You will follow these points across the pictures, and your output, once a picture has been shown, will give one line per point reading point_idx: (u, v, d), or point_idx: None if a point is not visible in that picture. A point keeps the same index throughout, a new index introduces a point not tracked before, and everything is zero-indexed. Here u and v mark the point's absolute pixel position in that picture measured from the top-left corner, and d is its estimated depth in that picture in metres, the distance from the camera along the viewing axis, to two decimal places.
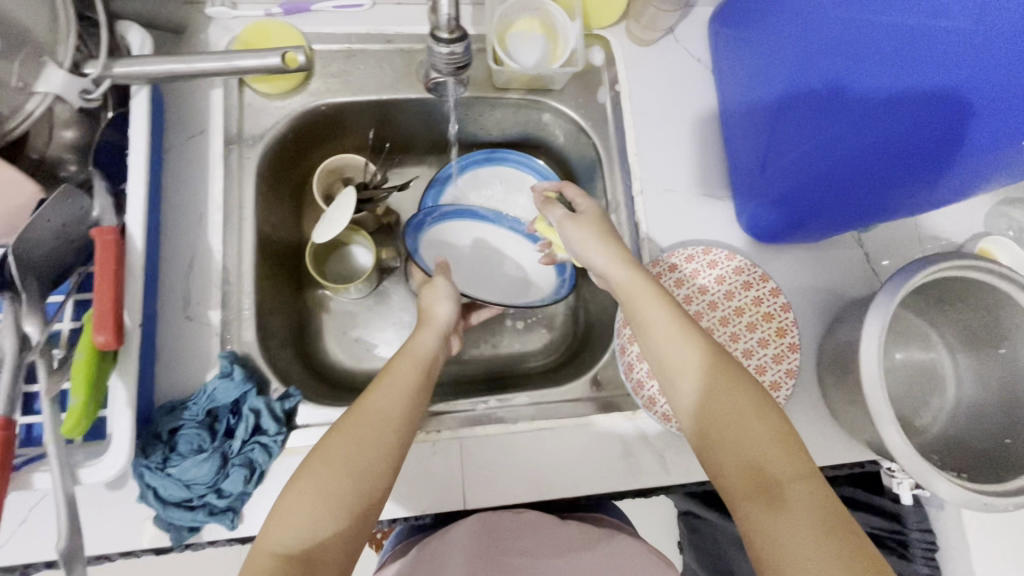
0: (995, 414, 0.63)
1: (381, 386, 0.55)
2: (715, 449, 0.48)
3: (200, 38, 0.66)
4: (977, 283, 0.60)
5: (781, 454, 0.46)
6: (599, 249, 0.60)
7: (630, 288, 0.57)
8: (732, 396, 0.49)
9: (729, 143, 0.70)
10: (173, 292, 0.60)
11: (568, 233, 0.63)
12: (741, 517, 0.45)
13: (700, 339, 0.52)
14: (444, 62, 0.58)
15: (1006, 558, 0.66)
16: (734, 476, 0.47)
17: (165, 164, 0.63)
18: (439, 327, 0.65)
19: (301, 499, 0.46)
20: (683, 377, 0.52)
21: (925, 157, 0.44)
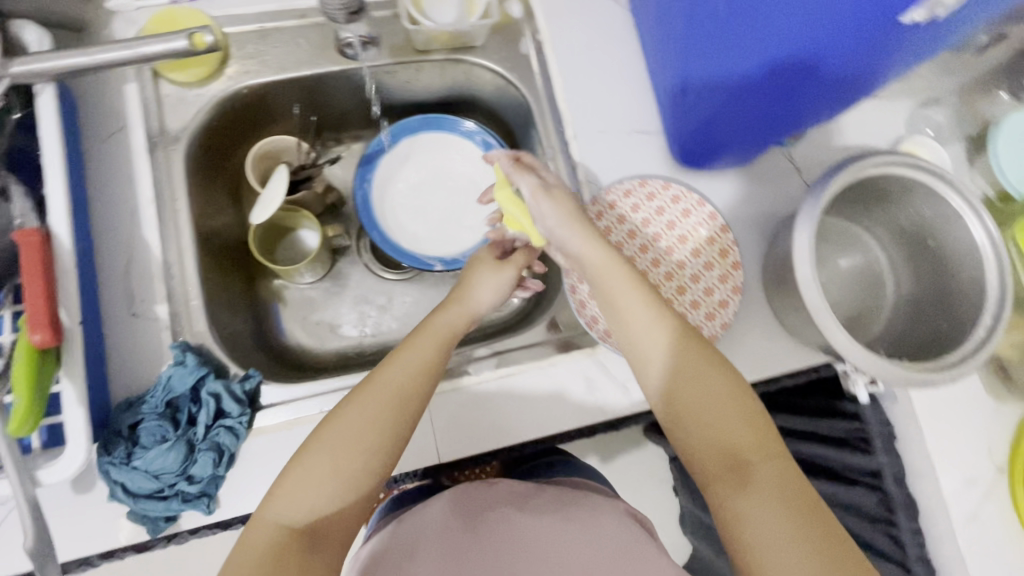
0: (932, 301, 0.66)
1: (395, 361, 0.53)
2: (687, 430, 0.50)
3: (105, 34, 0.64)
4: (905, 184, 0.63)
5: (749, 436, 0.48)
6: (574, 228, 0.57)
7: (602, 269, 0.56)
8: (705, 379, 0.50)
9: (654, 76, 0.71)
10: (115, 292, 0.59)
11: (543, 210, 0.59)
12: (711, 496, 0.47)
13: (676, 322, 0.53)
14: (337, 7, 0.61)
15: (961, 437, 0.70)
16: (708, 457, 0.48)
17: (88, 166, 0.62)
18: (469, 309, 0.61)
19: (304, 485, 0.46)
20: (656, 357, 0.52)
21: (825, 49, 0.46)
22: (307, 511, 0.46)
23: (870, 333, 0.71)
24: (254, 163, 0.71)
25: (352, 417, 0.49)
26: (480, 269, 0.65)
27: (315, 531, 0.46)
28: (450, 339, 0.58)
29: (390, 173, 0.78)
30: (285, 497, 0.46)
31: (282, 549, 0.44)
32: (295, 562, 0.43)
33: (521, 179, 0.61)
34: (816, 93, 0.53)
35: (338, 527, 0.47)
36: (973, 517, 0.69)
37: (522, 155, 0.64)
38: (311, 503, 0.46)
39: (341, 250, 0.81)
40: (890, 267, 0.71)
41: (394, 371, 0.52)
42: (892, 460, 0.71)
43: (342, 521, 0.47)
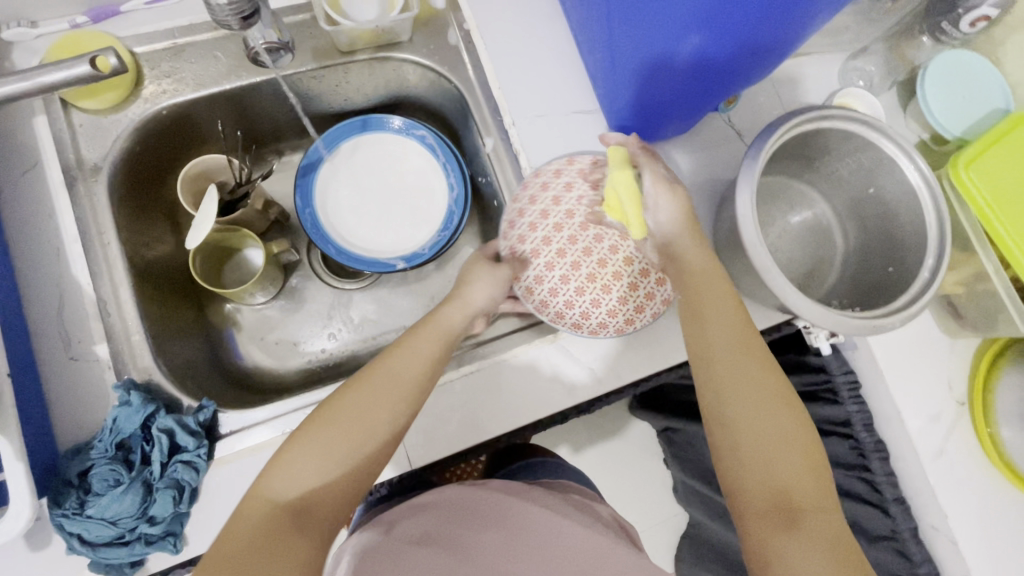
0: (879, 249, 0.67)
1: (401, 350, 0.55)
2: (743, 462, 0.49)
3: (4, 66, 0.61)
4: (840, 135, 0.64)
5: (807, 482, 0.48)
6: (691, 237, 0.56)
7: (693, 277, 0.55)
8: (778, 418, 0.50)
9: (584, 52, 0.69)
10: (50, 337, 0.56)
11: (662, 206, 0.56)
12: (753, 531, 0.47)
13: (760, 356, 0.53)
14: (227, 13, 0.52)
15: (920, 379, 0.72)
16: (758, 495, 0.48)
17: (2, 208, 0.58)
18: (469, 306, 0.60)
19: (304, 463, 0.48)
20: (732, 383, 0.51)
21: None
22: (296, 489, 0.47)
23: (824, 286, 0.71)
24: (186, 186, 0.68)
25: (354, 398, 0.51)
26: (477, 266, 0.62)
27: (305, 509, 0.46)
28: (449, 336, 0.58)
29: (331, 180, 0.76)
30: (283, 474, 0.47)
31: (272, 522, 0.45)
32: (283, 536, 0.44)
33: (648, 167, 0.57)
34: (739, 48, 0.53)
35: (326, 503, 0.48)
36: (940, 452, 0.71)
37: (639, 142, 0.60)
38: (307, 477, 0.47)
39: (292, 266, 0.79)
40: (836, 217, 0.73)
41: (398, 363, 0.53)
42: (860, 407, 0.73)
43: (332, 498, 0.48)
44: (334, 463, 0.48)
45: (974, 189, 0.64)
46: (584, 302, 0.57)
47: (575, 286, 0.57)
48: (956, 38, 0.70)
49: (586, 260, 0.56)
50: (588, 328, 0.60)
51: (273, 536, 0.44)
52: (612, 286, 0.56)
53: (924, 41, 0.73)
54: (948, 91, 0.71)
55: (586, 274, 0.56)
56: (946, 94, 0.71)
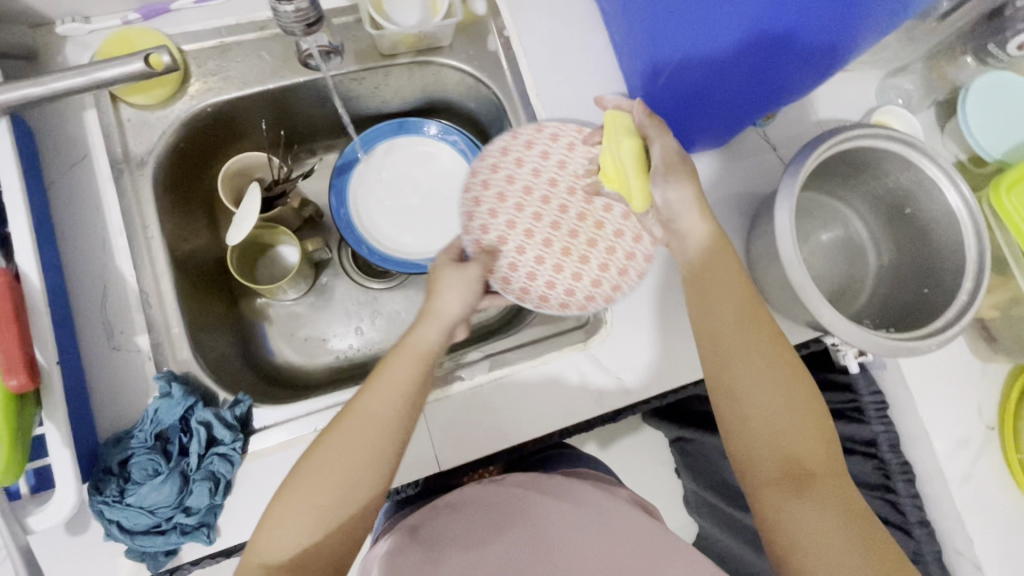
0: (913, 270, 0.67)
1: (374, 385, 0.52)
2: (752, 435, 0.50)
3: (57, 60, 0.62)
4: (880, 154, 0.63)
5: (817, 450, 0.48)
6: (694, 210, 0.55)
7: (699, 254, 0.56)
8: (788, 391, 0.50)
9: (624, 63, 0.70)
10: (93, 327, 0.58)
11: (671, 185, 0.54)
12: (762, 499, 0.49)
13: (767, 328, 0.52)
14: (292, 21, 0.54)
15: (950, 402, 0.71)
16: (768, 464, 0.49)
17: (51, 199, 0.60)
18: (446, 319, 0.56)
19: (291, 523, 0.47)
20: (738, 357, 0.51)
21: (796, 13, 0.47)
22: (287, 550, 0.47)
23: (855, 305, 0.71)
24: (226, 183, 0.69)
25: (325, 457, 0.49)
26: (442, 272, 0.58)
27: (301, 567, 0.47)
28: (428, 361, 0.54)
29: (365, 181, 0.77)
30: (268, 538, 0.48)
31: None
32: None
33: (659, 136, 0.54)
34: (790, 63, 0.53)
35: (323, 559, 0.48)
36: (966, 476, 0.70)
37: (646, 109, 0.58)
38: (298, 537, 0.47)
39: (324, 263, 0.80)
40: (869, 236, 0.72)
41: (372, 403, 0.51)
42: (886, 427, 0.72)
43: (328, 555, 0.48)
44: (313, 526, 0.48)
45: (1015, 215, 0.64)
46: (563, 278, 0.62)
47: (552, 265, 0.62)
48: (1001, 60, 0.70)
49: (554, 238, 0.63)
50: (578, 304, 0.62)
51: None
52: (588, 256, 0.63)
53: (966, 61, 0.72)
54: (989, 113, 0.70)
55: (558, 252, 0.63)
56: (987, 116, 0.70)
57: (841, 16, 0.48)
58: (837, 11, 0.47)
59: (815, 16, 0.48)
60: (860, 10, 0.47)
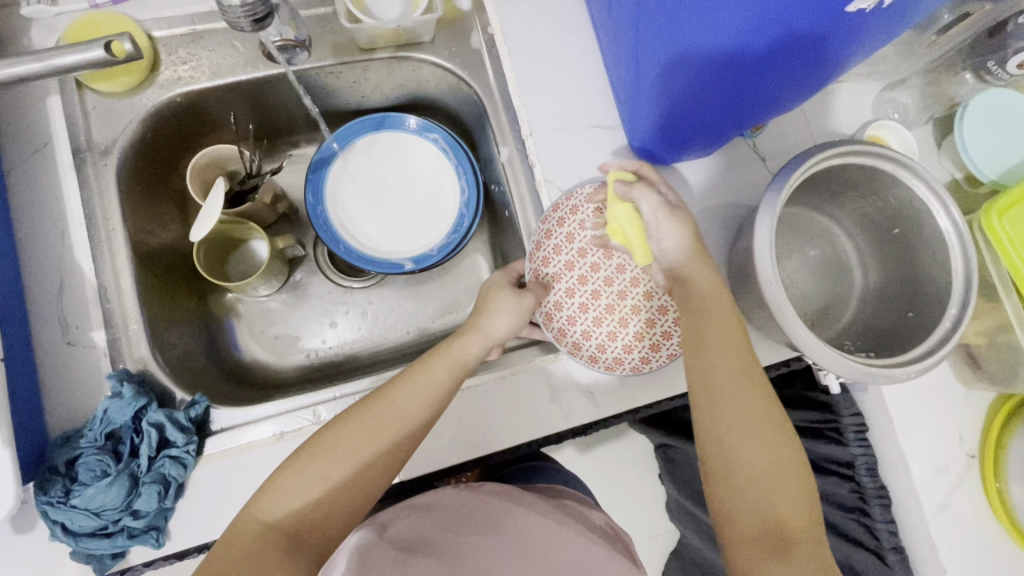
0: (898, 291, 0.65)
1: (409, 381, 0.53)
2: (739, 494, 0.48)
3: (22, 42, 0.60)
4: (869, 171, 0.61)
5: (799, 513, 0.48)
6: (694, 255, 0.53)
7: (690, 298, 0.52)
8: (776, 450, 0.48)
9: (608, 66, 0.67)
10: (48, 320, 0.56)
11: (663, 231, 0.53)
12: (745, 559, 0.47)
13: (761, 385, 0.51)
14: (240, 15, 0.51)
15: (930, 428, 0.69)
16: (750, 523, 0.48)
17: (10, 186, 0.58)
18: (488, 336, 0.59)
19: (298, 486, 0.48)
20: (731, 413, 0.49)
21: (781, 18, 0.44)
22: (291, 511, 0.48)
23: (836, 326, 0.69)
24: (195, 175, 0.67)
25: (347, 435, 0.51)
26: (500, 292, 0.60)
27: (299, 533, 0.47)
28: (463, 371, 0.56)
29: (342, 177, 0.75)
30: (277, 495, 0.48)
31: (261, 544, 0.46)
32: (272, 559, 0.45)
33: (642, 196, 0.53)
34: (776, 69, 0.50)
35: (320, 525, 0.48)
36: (944, 505, 0.68)
37: (641, 169, 0.58)
38: (302, 500, 0.48)
39: (297, 260, 0.78)
40: (856, 254, 0.70)
41: (403, 395, 0.53)
42: (865, 451, 0.71)
43: (325, 522, 0.48)
44: (307, 504, 0.48)
45: (1005, 240, 0.61)
46: (599, 333, 0.56)
47: (593, 316, 0.56)
48: (1002, 77, 0.67)
49: (605, 291, 0.56)
50: (604, 363, 0.58)
51: (260, 562, 0.45)
52: (630, 319, 0.56)
53: (965, 78, 0.69)
54: (984, 132, 0.68)
55: (605, 304, 0.56)
56: (984, 135, 0.68)
57: (822, 11, 0.44)
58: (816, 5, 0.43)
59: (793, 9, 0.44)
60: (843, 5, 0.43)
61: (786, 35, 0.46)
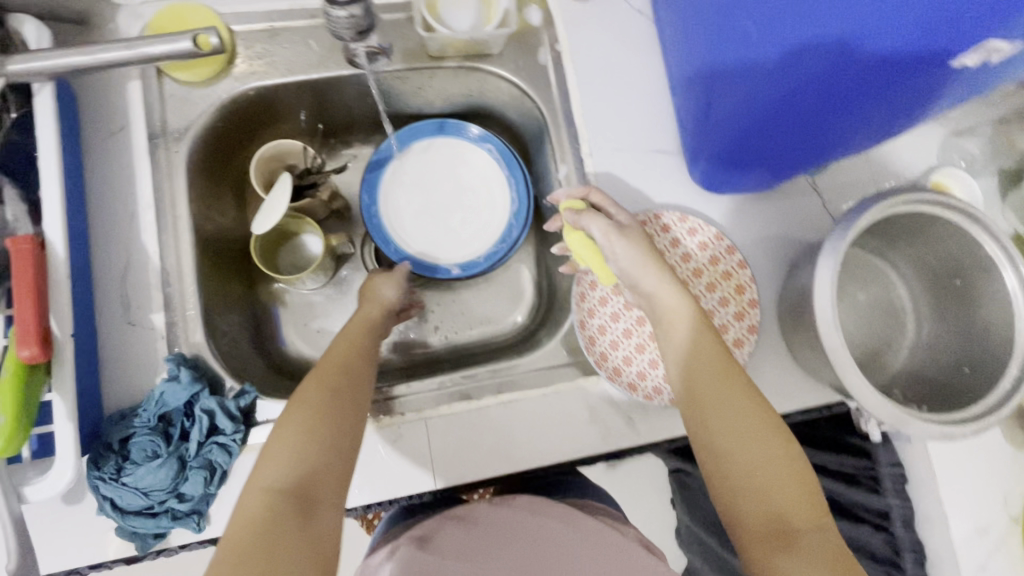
0: (953, 344, 0.63)
1: (335, 345, 0.56)
2: (730, 488, 0.47)
3: (109, 28, 0.62)
4: (934, 219, 0.60)
5: (798, 500, 0.45)
6: (652, 271, 0.56)
7: (675, 313, 0.54)
8: (760, 438, 0.47)
9: (676, 92, 0.68)
10: (111, 298, 0.58)
11: (617, 251, 0.58)
12: (752, 555, 0.44)
13: (738, 376, 0.50)
14: (345, 27, 0.54)
15: (974, 486, 0.68)
16: (750, 517, 0.45)
17: (86, 166, 0.60)
18: (382, 301, 0.65)
19: (281, 447, 0.45)
20: (713, 407, 0.49)
21: (867, 89, 0.43)
22: (290, 473, 0.44)
23: (884, 372, 0.68)
24: (258, 167, 0.68)
25: (307, 395, 0.49)
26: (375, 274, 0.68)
27: (304, 493, 0.43)
28: (374, 328, 0.61)
29: (396, 179, 0.76)
30: (271, 466, 0.44)
31: (266, 509, 0.42)
32: (286, 523, 0.41)
33: (592, 223, 0.59)
34: (850, 130, 0.49)
35: (325, 480, 0.45)
36: (981, 566, 0.66)
37: (589, 194, 0.62)
38: (292, 461, 0.44)
39: (345, 257, 0.78)
40: (911, 303, 0.69)
41: (331, 353, 0.55)
42: (902, 502, 0.69)
43: (330, 476, 0.45)
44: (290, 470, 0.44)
45: None
46: (641, 360, 0.63)
47: (636, 342, 0.63)
48: None
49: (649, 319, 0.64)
50: (644, 392, 0.62)
51: (278, 534, 0.40)
52: None
53: None
54: None
55: (649, 332, 0.64)
56: None
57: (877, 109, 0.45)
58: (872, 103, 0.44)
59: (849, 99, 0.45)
60: (900, 104, 0.44)
61: (841, 116, 0.47)
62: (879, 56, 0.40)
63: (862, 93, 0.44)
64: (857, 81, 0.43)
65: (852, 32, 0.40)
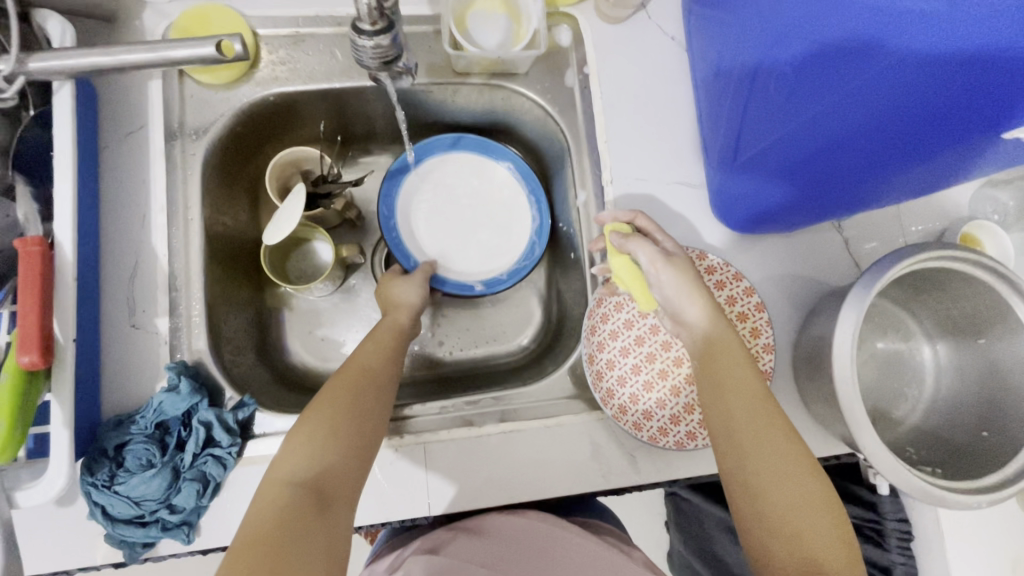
0: (973, 406, 0.61)
1: (363, 348, 0.57)
2: (767, 532, 0.45)
3: (134, 25, 0.62)
4: (962, 275, 0.57)
5: (838, 550, 0.43)
6: (694, 300, 0.53)
7: (710, 348, 0.52)
8: (801, 484, 0.46)
9: (704, 125, 0.66)
10: (117, 299, 0.57)
11: (662, 279, 0.55)
12: None
13: (779, 420, 0.49)
14: (370, 57, 0.52)
15: (984, 552, 0.65)
16: (784, 563, 0.44)
17: (102, 163, 0.59)
18: (411, 306, 0.65)
19: (305, 443, 0.47)
20: (752, 449, 0.48)
21: (904, 144, 0.41)
22: (312, 465, 0.46)
23: (898, 428, 0.66)
24: (274, 172, 0.67)
25: (334, 394, 0.51)
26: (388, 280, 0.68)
27: (323, 490, 0.45)
28: (400, 335, 0.62)
29: (414, 190, 0.74)
30: (296, 459, 0.46)
31: (289, 503, 0.43)
32: (305, 518, 0.42)
33: (638, 248, 0.56)
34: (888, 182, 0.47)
35: (341, 484, 0.46)
36: None
37: (635, 219, 0.61)
38: (315, 458, 0.46)
39: (354, 266, 0.77)
40: (930, 358, 0.67)
41: (360, 359, 0.55)
42: (906, 560, 0.67)
43: (347, 477, 0.47)
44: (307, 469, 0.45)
45: None
46: (649, 399, 0.60)
47: (645, 380, 0.61)
48: None
49: (660, 355, 0.62)
50: (649, 433, 0.59)
51: (301, 526, 0.42)
52: (681, 388, 0.61)
53: None
54: None
55: (658, 369, 0.61)
56: None
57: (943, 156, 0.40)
58: (936, 149, 0.40)
59: (909, 144, 0.41)
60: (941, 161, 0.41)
61: (900, 160, 0.43)
62: (920, 122, 0.38)
63: (917, 143, 0.40)
64: (895, 135, 0.40)
65: (885, 86, 0.38)
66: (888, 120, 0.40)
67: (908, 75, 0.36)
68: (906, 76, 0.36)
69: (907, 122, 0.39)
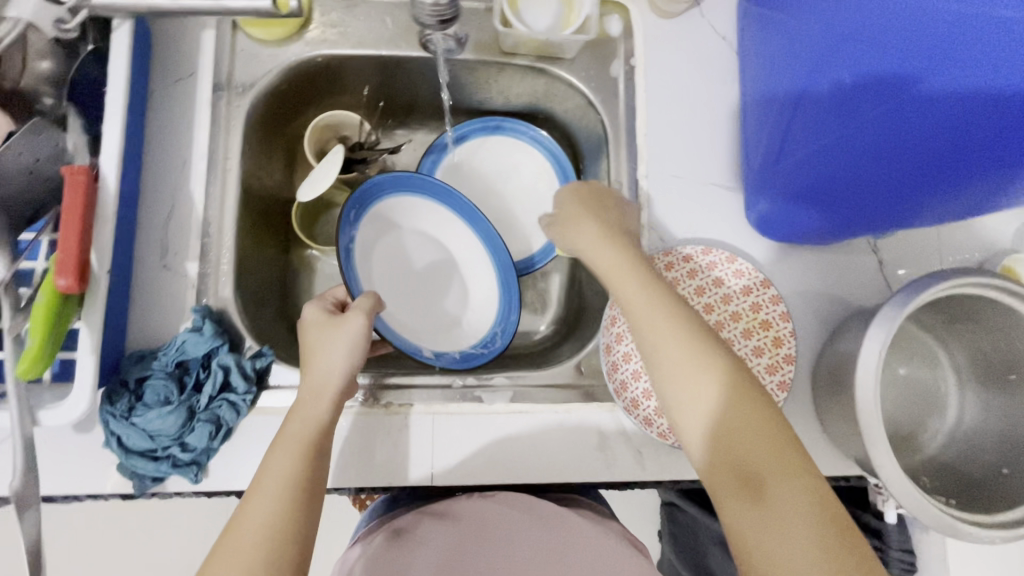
0: (994, 442, 0.59)
1: (259, 485, 0.48)
2: (704, 451, 0.48)
3: None
4: (998, 305, 0.55)
5: (773, 457, 0.46)
6: (606, 251, 0.58)
7: (625, 289, 0.54)
8: (728, 401, 0.48)
9: (746, 126, 0.65)
10: (151, 239, 0.58)
11: (576, 241, 0.61)
12: (728, 513, 0.46)
13: (698, 343, 0.50)
14: (428, 14, 0.57)
15: None
16: (721, 473, 0.47)
17: (149, 105, 0.61)
18: (331, 386, 0.53)
19: None
20: (677, 383, 0.49)
21: (943, 166, 0.40)
22: None
23: (913, 456, 0.64)
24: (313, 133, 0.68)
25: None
26: (314, 335, 0.55)
27: None
28: (316, 438, 0.51)
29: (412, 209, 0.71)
30: None
31: None
32: None
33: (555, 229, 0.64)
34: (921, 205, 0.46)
35: None
36: None
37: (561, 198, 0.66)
38: None
39: None
40: (955, 390, 0.65)
41: (253, 511, 0.47)
42: None
43: None
44: None
45: None
46: None
47: None
48: None
49: None
50: (658, 430, 0.59)
51: None
52: None
53: None
54: None
55: None
56: None
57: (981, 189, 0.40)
58: (978, 180, 0.40)
59: (948, 170, 0.40)
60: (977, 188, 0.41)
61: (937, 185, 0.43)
62: (963, 145, 0.38)
63: (955, 167, 0.40)
64: (936, 154, 0.40)
65: (936, 105, 0.38)
66: (939, 142, 0.39)
67: (963, 95, 0.36)
68: (972, 101, 0.36)
69: (951, 144, 0.38)
